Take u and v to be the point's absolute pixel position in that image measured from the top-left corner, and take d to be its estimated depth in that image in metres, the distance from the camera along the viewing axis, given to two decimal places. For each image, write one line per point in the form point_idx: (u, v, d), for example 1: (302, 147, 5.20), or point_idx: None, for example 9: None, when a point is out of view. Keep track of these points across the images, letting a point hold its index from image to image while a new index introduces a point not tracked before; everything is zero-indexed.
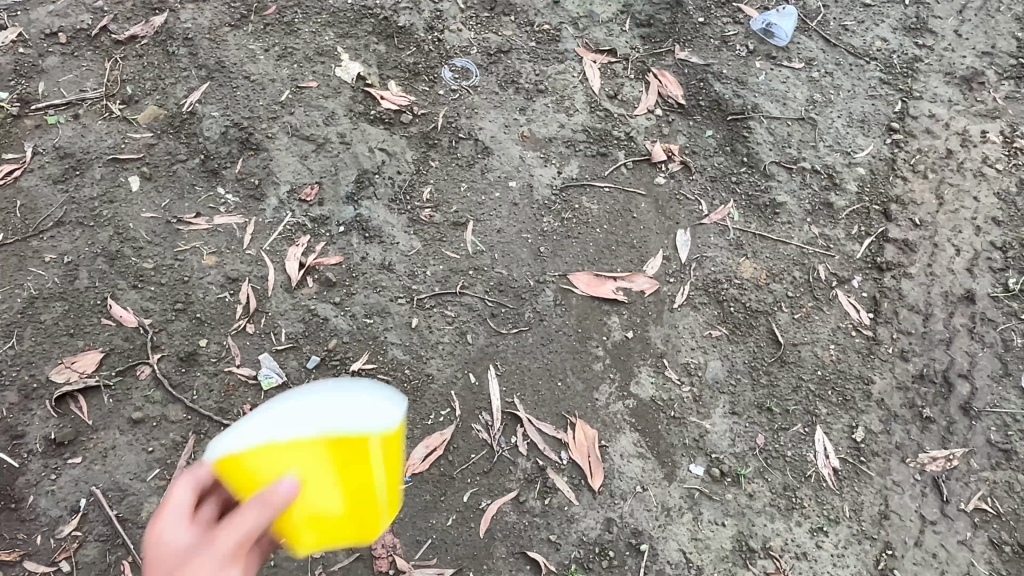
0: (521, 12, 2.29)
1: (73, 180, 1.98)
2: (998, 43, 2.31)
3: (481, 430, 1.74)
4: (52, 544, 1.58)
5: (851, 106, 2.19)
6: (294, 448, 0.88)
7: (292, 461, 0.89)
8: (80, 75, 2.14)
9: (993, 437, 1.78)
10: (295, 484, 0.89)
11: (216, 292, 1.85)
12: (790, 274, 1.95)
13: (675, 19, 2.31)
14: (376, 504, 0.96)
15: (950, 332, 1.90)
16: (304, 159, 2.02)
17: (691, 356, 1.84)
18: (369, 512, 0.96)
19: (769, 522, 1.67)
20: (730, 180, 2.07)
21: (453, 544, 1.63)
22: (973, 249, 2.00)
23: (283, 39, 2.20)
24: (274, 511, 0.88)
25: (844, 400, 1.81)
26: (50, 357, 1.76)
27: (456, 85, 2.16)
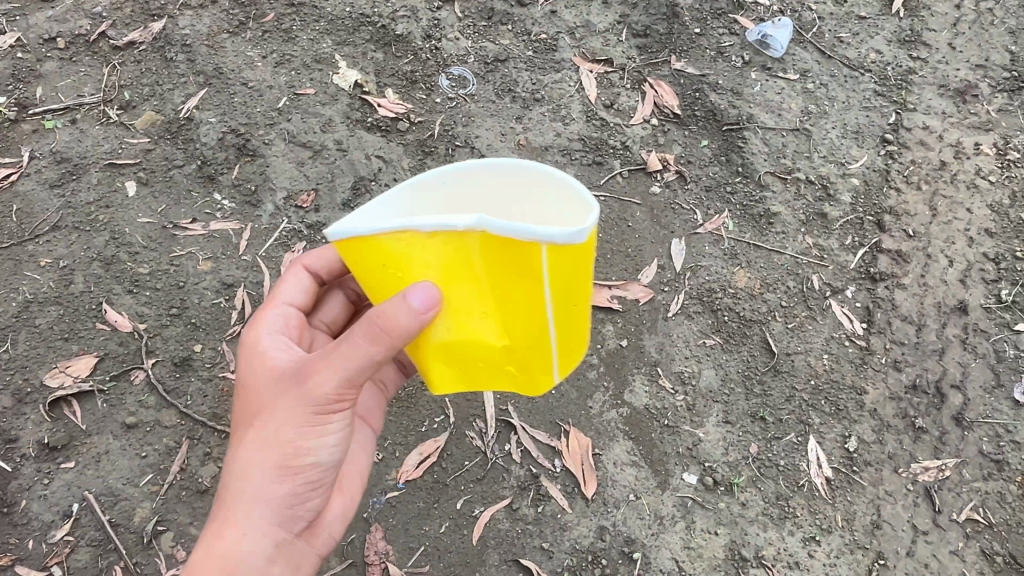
0: (519, 22, 2.30)
1: (70, 185, 1.98)
2: (991, 56, 2.32)
3: (475, 438, 1.75)
4: (43, 549, 1.58)
5: (845, 118, 2.21)
6: (442, 239, 0.93)
7: (437, 250, 0.95)
8: (78, 80, 2.15)
9: (985, 448, 1.79)
10: (429, 293, 0.97)
11: (211, 297, 1.85)
12: (784, 284, 1.95)
13: (672, 30, 2.31)
14: (522, 320, 1.01)
15: (943, 343, 1.90)
16: (301, 165, 2.02)
17: (685, 364, 1.84)
18: (514, 328, 1.02)
19: (762, 530, 1.68)
20: (724, 190, 2.08)
21: (445, 551, 1.64)
22: (966, 260, 2.01)
23: (281, 46, 2.21)
24: (398, 324, 0.98)
25: (837, 409, 1.81)
26: (45, 361, 1.76)
27: (453, 93, 2.17)
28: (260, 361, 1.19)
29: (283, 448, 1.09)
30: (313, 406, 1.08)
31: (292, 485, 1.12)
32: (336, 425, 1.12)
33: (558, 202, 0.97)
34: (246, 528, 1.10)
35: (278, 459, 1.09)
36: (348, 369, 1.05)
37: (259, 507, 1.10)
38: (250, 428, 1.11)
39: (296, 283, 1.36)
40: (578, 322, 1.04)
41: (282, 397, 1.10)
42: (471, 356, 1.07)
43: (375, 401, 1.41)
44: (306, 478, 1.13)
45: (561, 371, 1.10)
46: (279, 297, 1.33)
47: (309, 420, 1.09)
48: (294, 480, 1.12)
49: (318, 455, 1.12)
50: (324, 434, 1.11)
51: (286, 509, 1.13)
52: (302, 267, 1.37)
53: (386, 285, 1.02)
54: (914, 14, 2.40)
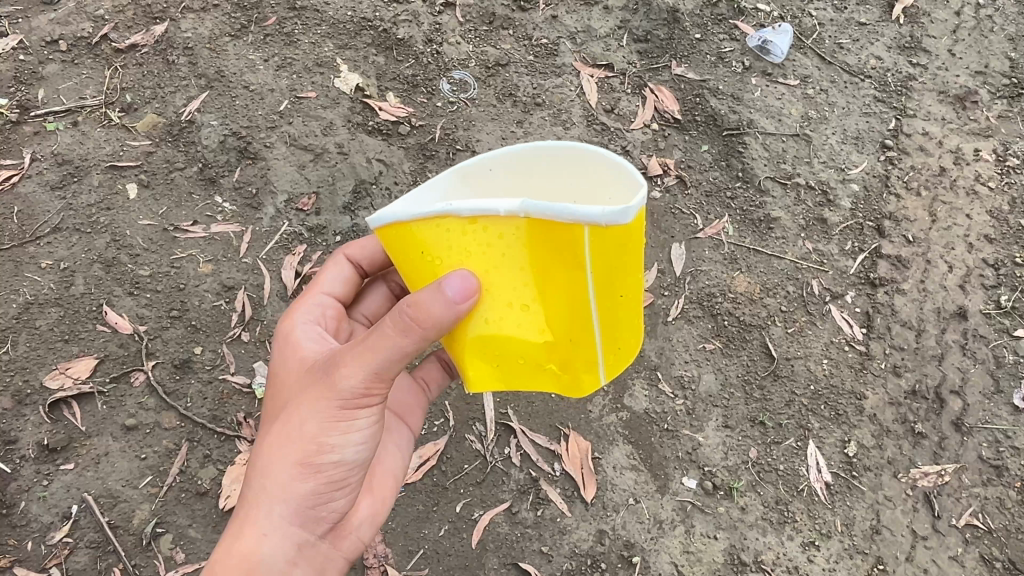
0: (520, 26, 2.30)
1: (71, 187, 1.98)
2: (991, 63, 2.33)
3: (475, 441, 1.74)
4: (43, 550, 1.59)
5: (845, 123, 2.21)
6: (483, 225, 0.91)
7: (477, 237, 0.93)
8: (80, 82, 2.15)
9: (984, 453, 1.79)
10: (466, 281, 0.94)
11: (212, 300, 1.85)
12: (784, 289, 1.96)
13: (673, 35, 2.31)
14: (566, 310, 0.97)
15: (942, 348, 1.91)
16: (302, 168, 2.02)
17: (685, 369, 1.84)
18: (558, 320, 0.98)
19: (761, 535, 1.69)
20: (725, 195, 2.08)
21: (444, 554, 1.64)
22: (965, 266, 2.02)
23: (282, 49, 2.21)
24: (432, 312, 0.95)
25: (836, 414, 1.81)
26: (44, 363, 1.76)
27: (454, 97, 2.18)
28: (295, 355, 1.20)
29: (308, 442, 1.06)
30: (340, 400, 1.05)
31: (316, 483, 1.08)
32: (363, 421, 1.09)
33: (609, 187, 0.95)
34: (267, 527, 1.06)
35: (301, 454, 1.06)
36: (377, 362, 1.03)
37: (280, 504, 1.06)
38: (278, 420, 1.10)
39: (338, 271, 1.39)
40: (626, 317, 0.99)
41: (310, 390, 1.09)
42: (511, 354, 1.02)
43: (408, 399, 1.40)
44: (331, 477, 1.09)
45: (608, 373, 1.04)
46: (321, 287, 1.38)
47: (335, 414, 1.06)
48: (317, 479, 1.08)
49: (344, 452, 1.09)
50: (351, 430, 1.08)
51: (309, 508, 1.09)
52: (346, 257, 1.40)
53: (425, 274, 1.00)
54: (914, 21, 2.40)
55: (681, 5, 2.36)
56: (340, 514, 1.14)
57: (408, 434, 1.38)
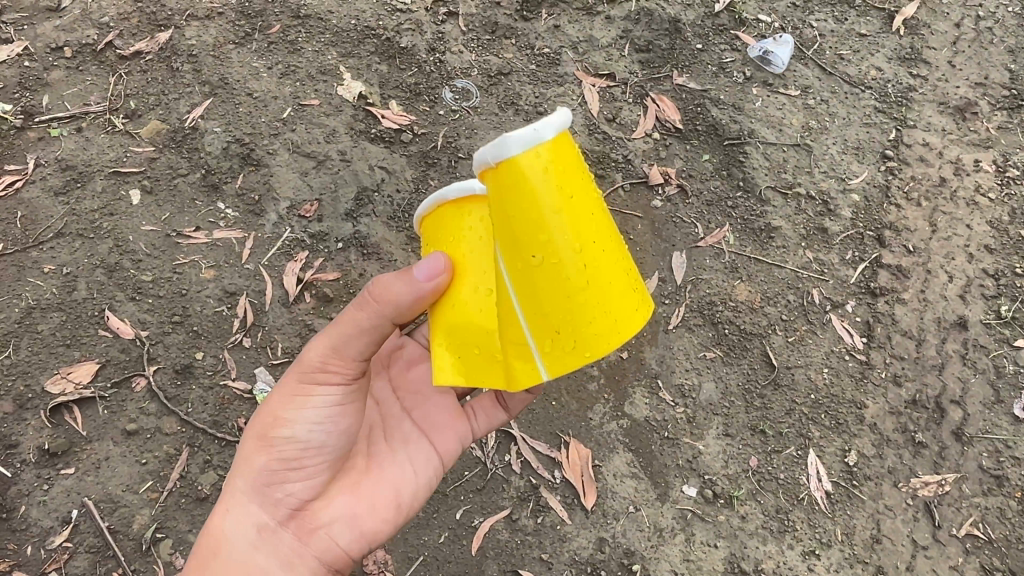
0: (522, 36, 2.32)
1: (74, 193, 1.99)
2: (991, 75, 2.34)
3: (475, 448, 1.74)
4: (42, 555, 1.59)
5: (846, 134, 2.22)
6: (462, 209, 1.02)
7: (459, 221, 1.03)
8: (84, 89, 2.16)
9: (985, 463, 1.79)
10: (433, 263, 1.02)
11: (213, 305, 1.86)
12: (784, 298, 1.96)
13: (674, 45, 2.32)
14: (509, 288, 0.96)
15: (943, 358, 1.91)
16: (305, 175, 2.03)
17: (685, 377, 1.84)
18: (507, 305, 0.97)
19: (761, 544, 1.69)
20: (726, 205, 2.08)
21: (444, 561, 1.65)
22: (965, 276, 2.02)
23: (286, 57, 2.23)
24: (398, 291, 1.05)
25: (837, 423, 1.81)
26: (46, 367, 1.76)
27: (456, 106, 2.19)
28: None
29: (271, 415, 1.18)
30: (300, 374, 1.17)
31: (271, 459, 1.16)
32: (322, 398, 1.17)
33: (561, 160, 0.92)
34: (231, 501, 1.15)
35: (266, 427, 1.17)
36: (332, 336, 1.15)
37: (240, 478, 1.16)
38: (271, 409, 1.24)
39: None
40: (563, 299, 0.93)
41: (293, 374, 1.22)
42: (468, 341, 1.02)
43: (441, 419, 1.31)
44: (288, 454, 1.16)
45: (550, 369, 0.97)
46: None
47: (297, 388, 1.17)
48: (270, 452, 1.16)
49: (297, 428, 1.16)
50: (309, 405, 1.17)
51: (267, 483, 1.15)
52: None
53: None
54: (915, 32, 2.41)
55: (682, 15, 2.37)
56: (303, 500, 1.16)
57: (428, 449, 1.28)
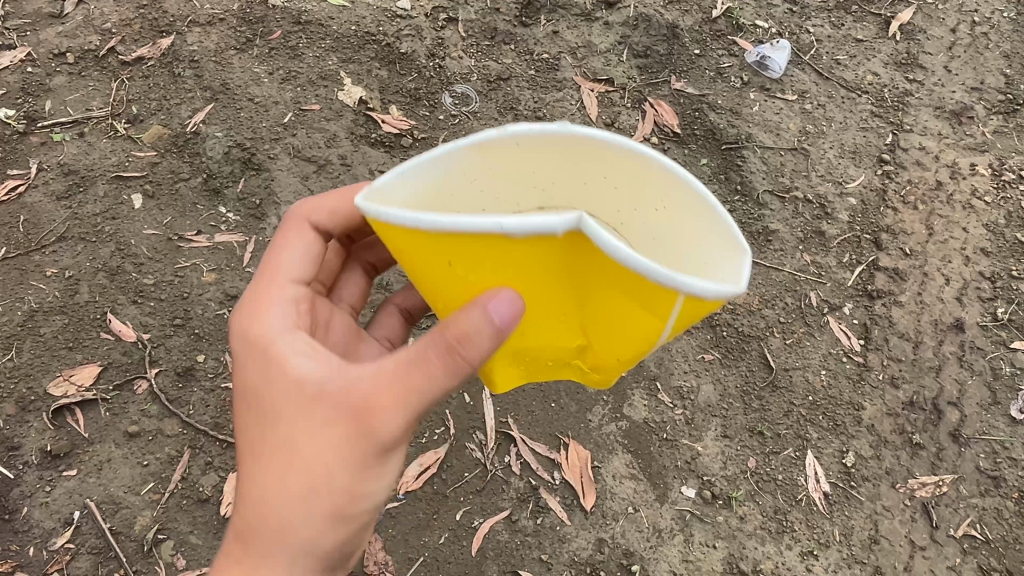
0: (521, 41, 2.33)
1: (77, 197, 2.00)
2: (986, 80, 2.36)
3: (475, 450, 1.74)
4: (44, 556, 1.59)
5: (843, 138, 2.24)
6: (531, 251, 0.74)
7: (536, 259, 0.75)
8: (87, 94, 2.17)
9: (982, 464, 1.80)
10: (514, 305, 0.81)
11: (215, 308, 1.87)
12: (782, 300, 1.97)
13: (672, 51, 2.34)
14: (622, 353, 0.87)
15: (939, 359, 1.92)
16: (306, 180, 2.06)
17: (684, 379, 1.85)
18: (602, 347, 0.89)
19: (759, 544, 1.70)
20: (724, 208, 2.10)
21: (444, 561, 1.64)
22: (962, 278, 2.04)
23: (286, 63, 2.24)
24: (478, 342, 0.83)
25: (835, 425, 1.82)
26: (48, 370, 1.77)
27: (456, 110, 2.20)
28: (282, 373, 0.97)
29: (342, 498, 0.95)
30: (376, 447, 0.94)
31: (342, 534, 0.99)
32: (395, 458, 0.99)
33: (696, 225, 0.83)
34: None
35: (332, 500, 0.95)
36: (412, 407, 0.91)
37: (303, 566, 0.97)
38: (287, 470, 0.94)
39: (303, 246, 1.15)
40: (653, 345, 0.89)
41: (330, 431, 0.93)
42: (538, 356, 0.95)
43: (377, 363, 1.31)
44: (359, 523, 1.01)
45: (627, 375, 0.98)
46: (284, 271, 1.12)
47: (368, 461, 0.95)
48: (345, 528, 0.99)
49: (375, 498, 1.00)
50: (382, 471, 0.98)
51: (328, 560, 1.00)
52: (313, 230, 1.17)
53: (448, 282, 0.84)
54: (911, 38, 2.43)
55: (680, 21, 2.39)
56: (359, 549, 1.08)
57: None
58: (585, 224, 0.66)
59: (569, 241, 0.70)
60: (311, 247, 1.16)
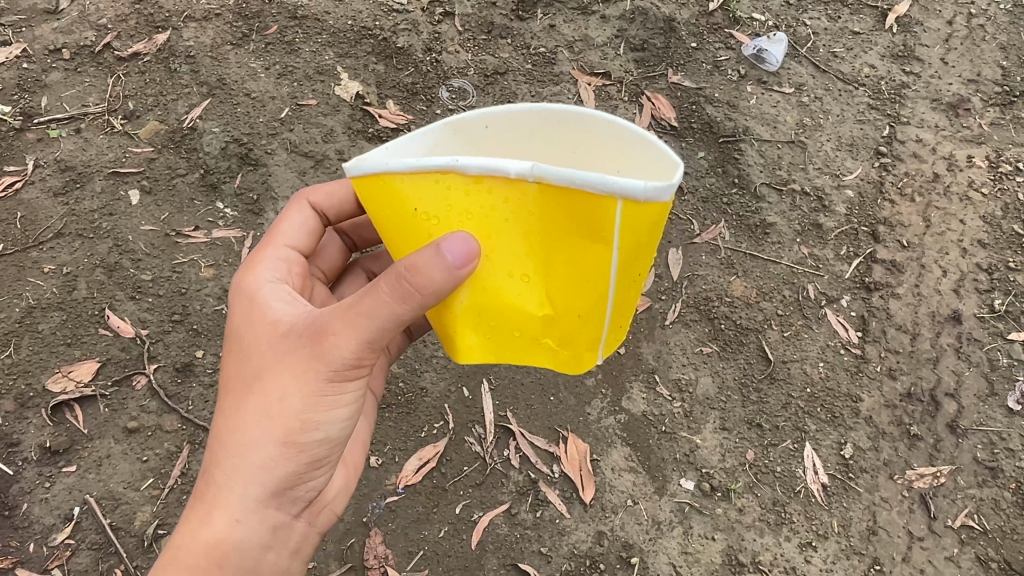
0: (518, 35, 2.33)
1: (74, 193, 2.00)
2: (983, 71, 2.37)
3: (475, 443, 1.74)
4: (44, 552, 1.59)
5: (840, 130, 2.24)
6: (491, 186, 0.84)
7: (501, 199, 0.85)
8: (83, 90, 2.17)
9: (980, 455, 1.81)
10: (466, 244, 0.88)
11: (213, 304, 1.87)
12: (779, 293, 1.98)
13: (669, 44, 2.34)
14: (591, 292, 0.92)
15: (937, 351, 1.93)
16: (303, 174, 2.06)
17: (682, 372, 1.86)
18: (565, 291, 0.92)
19: (759, 536, 1.70)
20: (721, 201, 2.10)
21: (444, 555, 1.64)
22: (959, 270, 2.04)
23: (283, 58, 2.24)
24: (431, 278, 0.89)
25: (833, 417, 1.83)
26: (47, 367, 1.77)
27: (453, 105, 2.20)
28: (259, 315, 1.09)
29: (296, 422, 1.04)
30: (330, 373, 1.03)
31: (298, 462, 1.07)
32: (352, 394, 1.08)
33: (644, 173, 0.89)
34: (237, 509, 1.05)
35: (290, 422, 1.04)
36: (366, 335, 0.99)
37: (256, 489, 1.05)
38: (251, 396, 1.05)
39: (301, 219, 1.26)
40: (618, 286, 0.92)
41: (293, 360, 1.04)
42: (505, 324, 0.95)
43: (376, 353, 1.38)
44: (314, 452, 1.08)
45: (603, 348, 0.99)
46: (280, 238, 1.23)
47: (323, 389, 1.04)
48: (298, 456, 1.07)
49: (329, 429, 1.08)
50: (339, 404, 1.07)
51: (281, 492, 1.08)
52: (308, 205, 1.26)
53: (416, 231, 0.93)
54: (907, 30, 2.43)
55: (677, 14, 2.39)
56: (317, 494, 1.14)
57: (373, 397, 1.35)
58: (538, 168, 0.79)
59: (535, 193, 0.83)
60: (308, 221, 1.26)
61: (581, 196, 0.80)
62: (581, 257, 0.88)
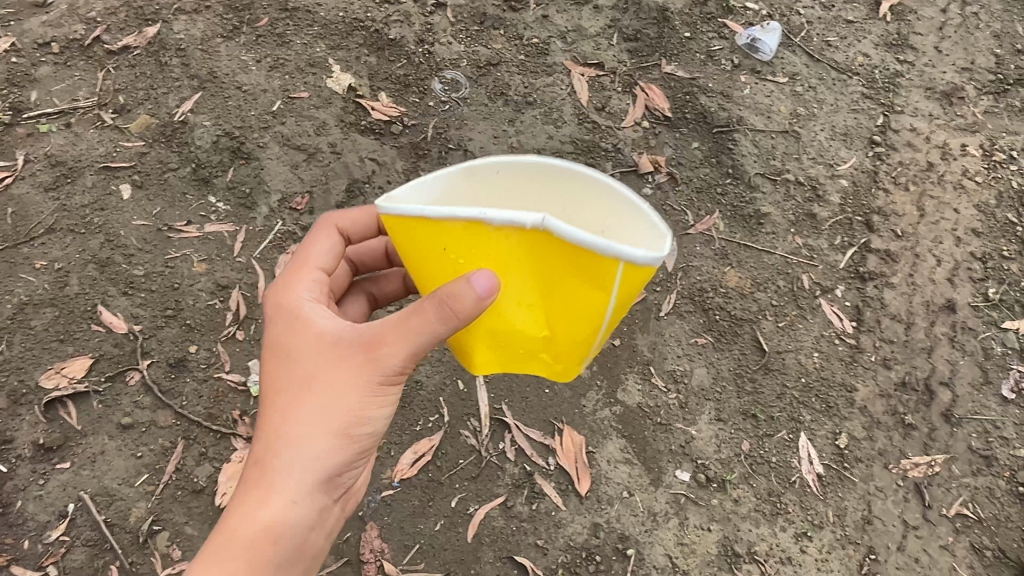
0: (511, 26, 2.32)
1: (65, 189, 1.98)
2: (977, 60, 2.36)
3: (470, 437, 1.74)
4: (39, 549, 1.58)
5: (834, 120, 2.24)
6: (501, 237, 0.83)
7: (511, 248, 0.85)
8: (73, 84, 2.15)
9: (974, 444, 1.81)
10: (495, 278, 0.87)
11: (206, 299, 1.86)
12: (774, 283, 1.98)
13: (662, 34, 2.33)
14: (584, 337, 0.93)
15: (931, 340, 1.93)
16: (296, 168, 2.05)
17: (677, 363, 1.86)
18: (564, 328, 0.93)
19: (754, 526, 1.70)
20: (715, 191, 2.10)
21: (440, 548, 1.64)
22: (954, 259, 2.04)
23: (274, 50, 2.23)
24: (465, 307, 0.87)
25: (828, 407, 1.83)
26: (39, 363, 1.75)
27: (446, 96, 2.19)
28: (303, 327, 1.08)
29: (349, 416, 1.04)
30: (384, 374, 1.03)
31: (349, 453, 1.08)
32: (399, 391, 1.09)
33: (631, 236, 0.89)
34: (292, 494, 1.04)
35: (342, 426, 1.05)
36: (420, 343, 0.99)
37: (310, 476, 1.05)
38: (301, 403, 1.04)
39: (328, 244, 1.22)
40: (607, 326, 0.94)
41: (347, 359, 1.04)
42: (512, 345, 0.97)
43: None
44: (362, 446, 1.09)
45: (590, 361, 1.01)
46: (311, 261, 1.19)
47: (377, 389, 1.04)
48: (349, 448, 1.07)
49: (377, 424, 1.09)
50: (388, 401, 1.08)
51: (331, 479, 1.08)
52: (336, 229, 1.24)
53: (432, 263, 0.92)
54: (901, 18, 2.43)
55: (670, 3, 2.38)
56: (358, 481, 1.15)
57: None
58: (547, 222, 0.78)
59: (539, 238, 0.82)
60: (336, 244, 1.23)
61: (581, 248, 0.79)
62: (578, 301, 0.88)
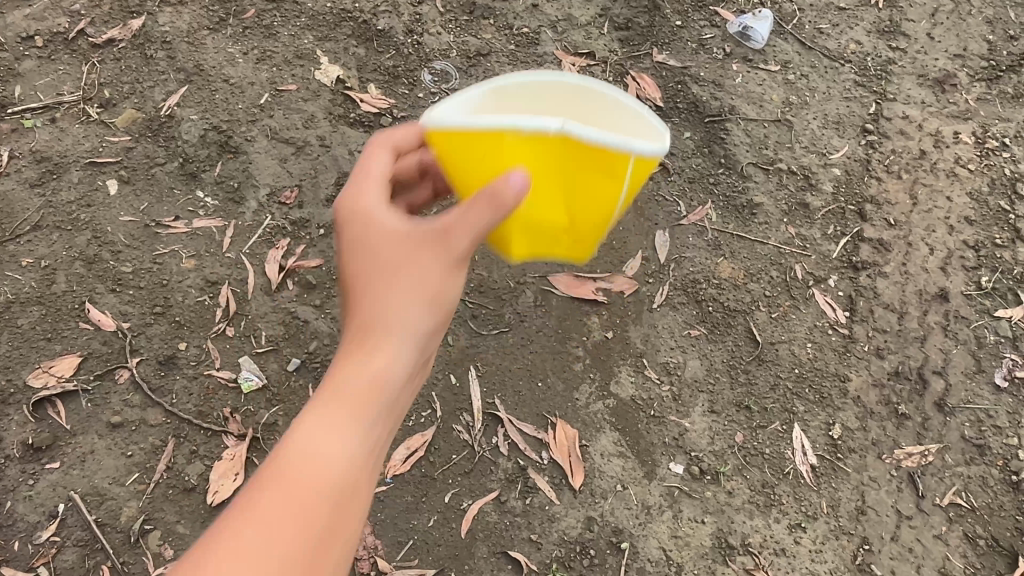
0: (500, 15, 2.29)
1: (51, 184, 1.96)
2: (969, 46, 2.35)
3: (462, 431, 1.73)
4: (29, 550, 1.57)
5: (826, 108, 2.23)
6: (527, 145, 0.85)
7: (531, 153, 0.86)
8: (57, 78, 2.12)
9: (967, 433, 1.82)
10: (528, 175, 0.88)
11: (195, 295, 1.84)
12: (767, 274, 1.97)
13: (653, 22, 2.31)
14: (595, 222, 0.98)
15: (924, 330, 1.93)
16: (284, 161, 2.03)
17: (670, 355, 1.85)
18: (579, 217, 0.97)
19: (748, 518, 1.70)
20: (708, 181, 2.08)
21: (434, 544, 1.63)
22: (946, 247, 2.04)
23: (261, 42, 2.20)
24: (505, 203, 0.88)
25: (821, 397, 1.83)
26: (27, 362, 1.73)
27: (436, 88, 2.18)
28: (369, 237, 0.96)
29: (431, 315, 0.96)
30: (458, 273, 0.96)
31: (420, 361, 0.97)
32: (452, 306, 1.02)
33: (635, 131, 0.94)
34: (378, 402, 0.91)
35: (422, 329, 0.95)
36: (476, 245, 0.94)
37: (396, 378, 0.93)
38: (384, 315, 0.93)
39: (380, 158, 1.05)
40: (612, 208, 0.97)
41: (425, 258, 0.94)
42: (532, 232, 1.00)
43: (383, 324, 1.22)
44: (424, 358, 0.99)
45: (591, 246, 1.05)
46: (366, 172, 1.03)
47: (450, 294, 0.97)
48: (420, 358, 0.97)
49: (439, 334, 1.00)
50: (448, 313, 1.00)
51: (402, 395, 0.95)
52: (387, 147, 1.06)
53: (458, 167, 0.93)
54: (893, 4, 2.41)
55: None
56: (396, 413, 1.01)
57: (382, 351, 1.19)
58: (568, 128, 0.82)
59: (559, 146, 0.85)
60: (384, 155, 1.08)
61: (599, 147, 0.83)
62: (593, 191, 0.91)
